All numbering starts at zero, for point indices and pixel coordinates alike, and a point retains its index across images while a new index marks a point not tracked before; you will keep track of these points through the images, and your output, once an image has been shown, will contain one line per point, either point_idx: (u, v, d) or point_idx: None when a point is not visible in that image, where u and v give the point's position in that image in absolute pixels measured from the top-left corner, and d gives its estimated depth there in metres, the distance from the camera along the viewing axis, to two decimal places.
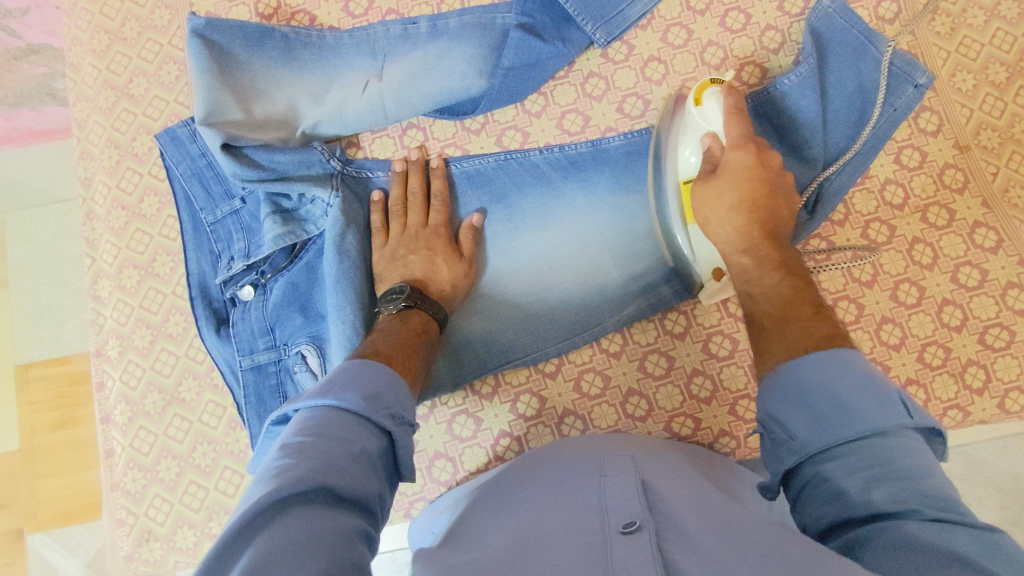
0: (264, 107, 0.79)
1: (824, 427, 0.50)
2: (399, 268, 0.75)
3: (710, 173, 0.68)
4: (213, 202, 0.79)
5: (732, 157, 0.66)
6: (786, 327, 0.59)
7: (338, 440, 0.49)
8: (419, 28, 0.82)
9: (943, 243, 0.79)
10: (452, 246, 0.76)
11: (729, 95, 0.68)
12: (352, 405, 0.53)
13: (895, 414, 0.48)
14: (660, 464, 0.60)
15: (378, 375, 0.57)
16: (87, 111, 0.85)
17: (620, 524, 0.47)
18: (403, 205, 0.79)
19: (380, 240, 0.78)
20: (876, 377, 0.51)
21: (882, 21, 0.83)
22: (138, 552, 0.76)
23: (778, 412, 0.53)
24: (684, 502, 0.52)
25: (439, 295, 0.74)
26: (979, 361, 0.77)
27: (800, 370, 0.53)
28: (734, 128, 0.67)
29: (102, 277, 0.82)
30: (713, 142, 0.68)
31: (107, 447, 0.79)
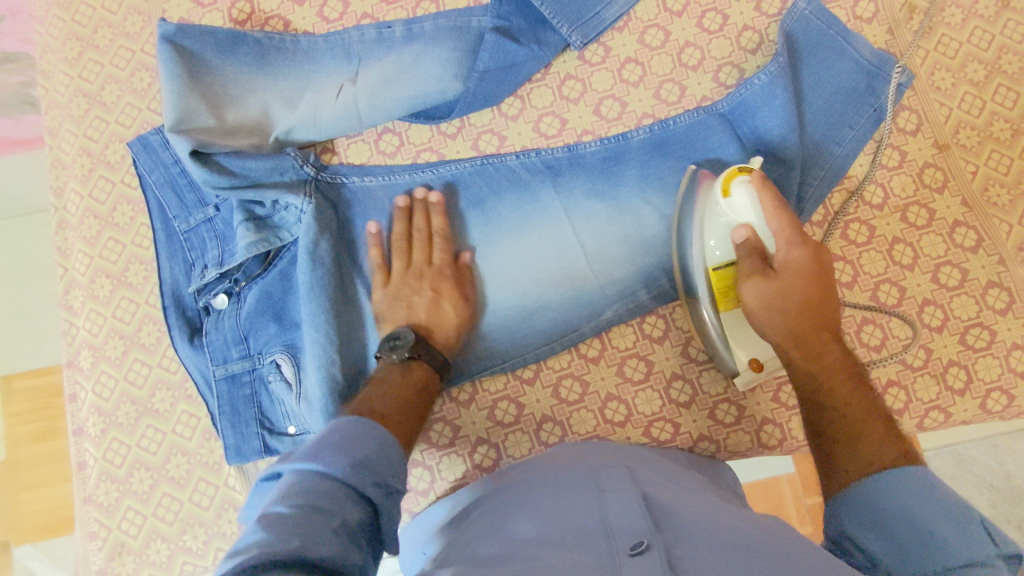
0: (236, 113, 0.77)
1: (904, 553, 0.50)
2: (402, 309, 0.73)
3: (766, 270, 0.66)
4: (187, 210, 0.78)
5: (786, 256, 0.65)
6: (855, 445, 0.58)
7: (320, 510, 0.47)
8: (393, 33, 0.81)
9: (924, 243, 0.79)
10: (457, 287, 0.75)
11: (762, 188, 0.65)
12: (337, 472, 0.50)
13: (976, 543, 0.48)
14: (656, 475, 0.60)
15: (368, 435, 0.54)
16: (58, 119, 0.84)
17: (627, 543, 0.46)
18: (406, 242, 0.77)
19: (381, 278, 0.76)
20: (955, 502, 0.50)
21: (860, 21, 0.83)
22: (111, 566, 0.75)
23: (853, 531, 0.53)
24: (690, 514, 0.51)
25: (441, 342, 0.73)
26: (960, 362, 0.77)
27: (878, 494, 0.53)
28: (781, 225, 0.65)
29: (74, 287, 0.81)
30: (751, 238, 0.66)
31: (79, 460, 0.78)
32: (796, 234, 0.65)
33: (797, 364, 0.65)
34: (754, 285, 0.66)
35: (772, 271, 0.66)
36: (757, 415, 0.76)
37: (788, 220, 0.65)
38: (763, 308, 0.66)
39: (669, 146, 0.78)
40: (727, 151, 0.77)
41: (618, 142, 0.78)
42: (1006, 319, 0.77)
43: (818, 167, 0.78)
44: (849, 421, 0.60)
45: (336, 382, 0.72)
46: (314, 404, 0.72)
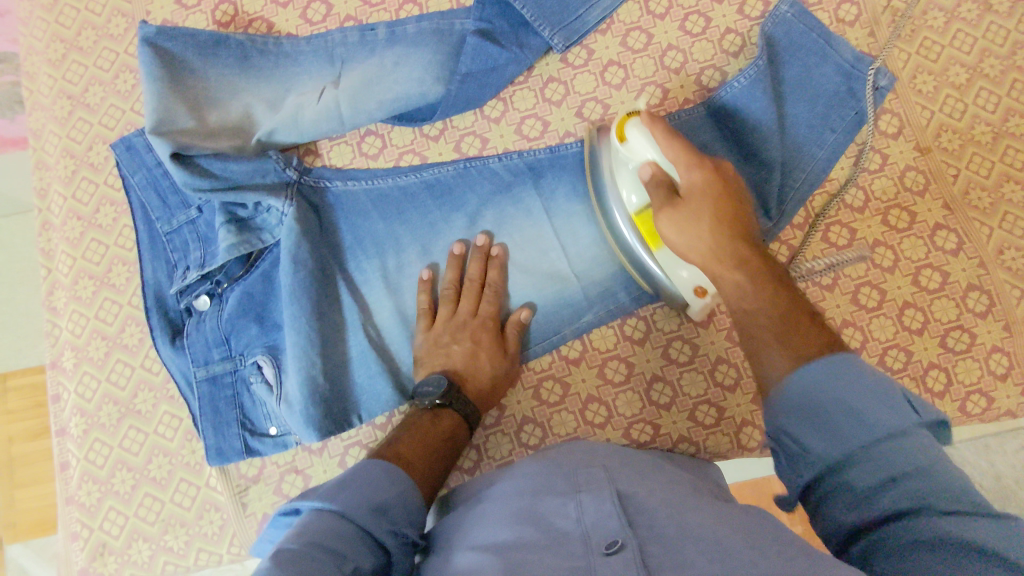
0: (218, 115, 0.78)
1: (837, 437, 0.47)
2: (441, 355, 0.73)
3: (674, 197, 0.63)
4: (169, 211, 0.78)
5: (692, 177, 0.63)
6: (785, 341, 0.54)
7: (334, 550, 0.47)
8: (376, 35, 0.81)
9: (905, 246, 0.79)
10: (499, 339, 0.75)
11: (651, 124, 0.66)
12: (355, 515, 0.50)
13: (906, 416, 0.46)
14: (633, 471, 0.59)
15: (389, 487, 0.55)
16: (43, 120, 0.84)
17: (601, 543, 0.47)
18: (455, 289, 0.77)
19: (426, 323, 0.77)
20: (880, 379, 0.48)
21: (843, 23, 0.83)
22: (93, 566, 0.75)
23: (789, 428, 0.49)
24: (662, 503, 0.51)
25: (474, 391, 0.72)
26: (940, 364, 0.77)
27: (809, 387, 0.49)
28: (676, 151, 0.64)
29: (57, 288, 0.81)
30: (656, 173, 0.65)
31: (62, 460, 0.78)
32: (692, 157, 0.63)
33: (723, 280, 0.61)
34: (667, 215, 0.63)
35: (681, 197, 0.63)
36: (737, 417, 0.76)
37: (680, 145, 0.64)
38: (681, 234, 0.62)
39: None
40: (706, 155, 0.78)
41: None
42: (986, 322, 0.77)
43: (799, 170, 0.78)
44: (775, 329, 0.55)
45: (317, 383, 0.72)
46: (294, 406, 0.72)
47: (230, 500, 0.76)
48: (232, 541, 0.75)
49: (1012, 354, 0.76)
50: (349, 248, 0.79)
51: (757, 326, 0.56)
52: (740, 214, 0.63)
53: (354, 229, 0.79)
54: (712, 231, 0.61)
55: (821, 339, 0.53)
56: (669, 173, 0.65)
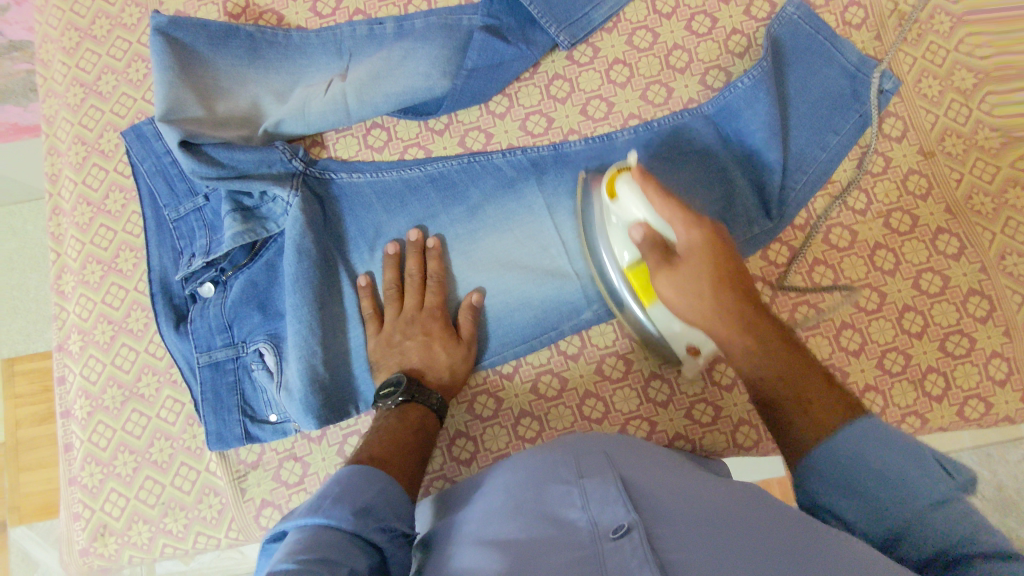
0: (227, 104, 0.79)
1: (871, 505, 0.51)
2: (396, 354, 0.74)
3: (669, 259, 0.63)
4: (177, 199, 0.79)
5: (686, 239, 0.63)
6: (801, 408, 0.56)
7: (328, 562, 0.46)
8: (385, 29, 0.82)
9: (906, 249, 0.79)
10: (450, 328, 0.76)
11: (644, 183, 0.64)
12: (341, 521, 0.50)
13: (936, 480, 0.49)
14: (634, 456, 0.59)
15: (370, 485, 0.55)
16: (56, 107, 0.86)
17: (609, 530, 0.46)
18: (397, 288, 0.78)
19: (373, 326, 0.76)
20: (909, 441, 0.51)
21: (849, 26, 0.83)
22: (94, 546, 0.76)
23: (824, 497, 0.53)
24: (667, 494, 0.51)
25: (438, 382, 0.73)
26: (939, 369, 0.77)
27: (837, 453, 0.52)
28: (672, 211, 0.63)
29: (66, 272, 0.83)
30: (648, 233, 0.65)
31: (66, 441, 0.80)
32: (687, 216, 0.63)
33: (732, 346, 0.61)
34: (664, 276, 0.63)
35: (678, 259, 0.63)
36: (733, 416, 0.76)
37: (676, 204, 0.63)
38: (679, 296, 0.63)
39: (652, 148, 0.80)
40: (708, 154, 0.79)
41: (604, 142, 0.80)
42: (986, 327, 0.77)
43: (802, 170, 0.78)
44: (790, 393, 0.56)
45: (316, 372, 0.73)
46: (294, 394, 0.73)
47: (230, 485, 0.77)
48: (230, 526, 0.76)
49: (1012, 360, 0.76)
50: (353, 239, 0.80)
51: (771, 394, 0.58)
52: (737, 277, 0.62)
53: (357, 220, 0.80)
54: (713, 295, 0.61)
55: (839, 403, 0.55)
56: (663, 233, 0.65)
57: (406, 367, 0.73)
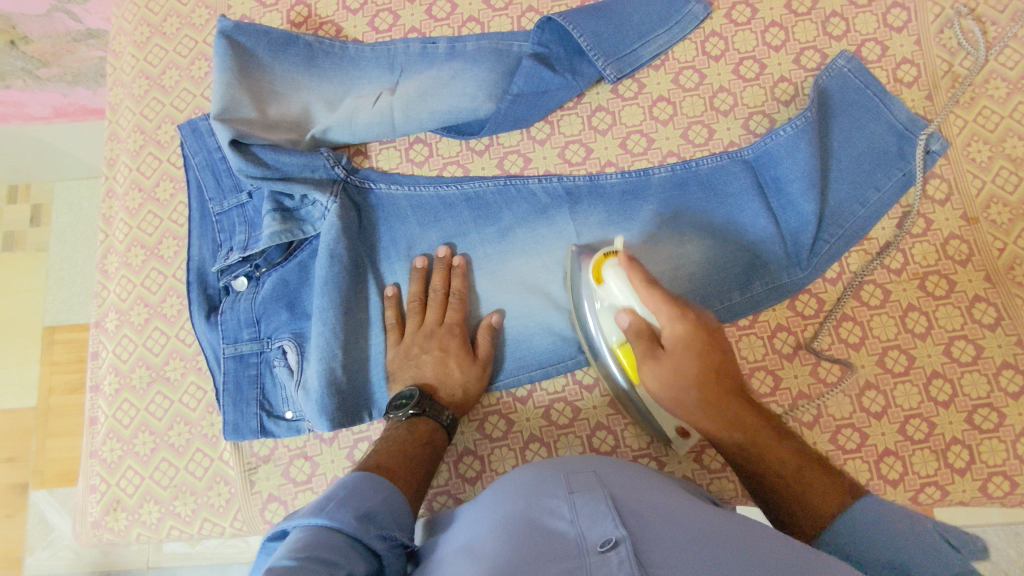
0: (278, 108, 0.81)
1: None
2: (412, 367, 0.75)
3: (656, 350, 0.62)
4: (222, 193, 0.82)
5: (671, 334, 0.61)
6: (806, 494, 0.59)
7: (327, 562, 0.47)
8: (437, 48, 0.85)
9: (939, 314, 0.77)
10: (468, 346, 0.77)
11: (632, 272, 0.64)
12: (343, 524, 0.51)
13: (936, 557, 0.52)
14: (624, 475, 0.59)
15: (375, 492, 0.56)
16: (121, 96, 0.90)
17: (597, 543, 0.47)
18: (421, 302, 0.79)
19: (394, 336, 0.78)
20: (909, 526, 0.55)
21: (900, 83, 0.82)
22: (105, 520, 0.79)
23: None
24: (655, 512, 0.52)
25: (449, 400, 0.75)
26: (964, 441, 0.74)
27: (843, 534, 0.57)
28: (657, 302, 0.62)
29: (111, 253, 0.87)
30: (636, 321, 0.64)
31: (92, 415, 0.83)
32: (673, 308, 0.61)
33: (728, 442, 0.62)
34: (653, 371, 0.63)
35: (664, 351, 0.62)
36: None
37: (663, 295, 0.62)
38: (666, 391, 0.63)
39: (689, 187, 0.80)
40: (744, 198, 0.79)
41: (640, 177, 0.81)
42: (1017, 403, 0.74)
43: (837, 223, 0.78)
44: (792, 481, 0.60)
45: (335, 375, 0.75)
46: (311, 394, 0.75)
47: (240, 476, 0.78)
48: (236, 516, 0.78)
49: None
50: (385, 249, 0.82)
51: (772, 484, 0.61)
52: (726, 364, 0.62)
53: (391, 231, 0.82)
54: (697, 388, 0.62)
55: (841, 486, 0.59)
56: (649, 320, 0.64)
57: (420, 380, 0.75)
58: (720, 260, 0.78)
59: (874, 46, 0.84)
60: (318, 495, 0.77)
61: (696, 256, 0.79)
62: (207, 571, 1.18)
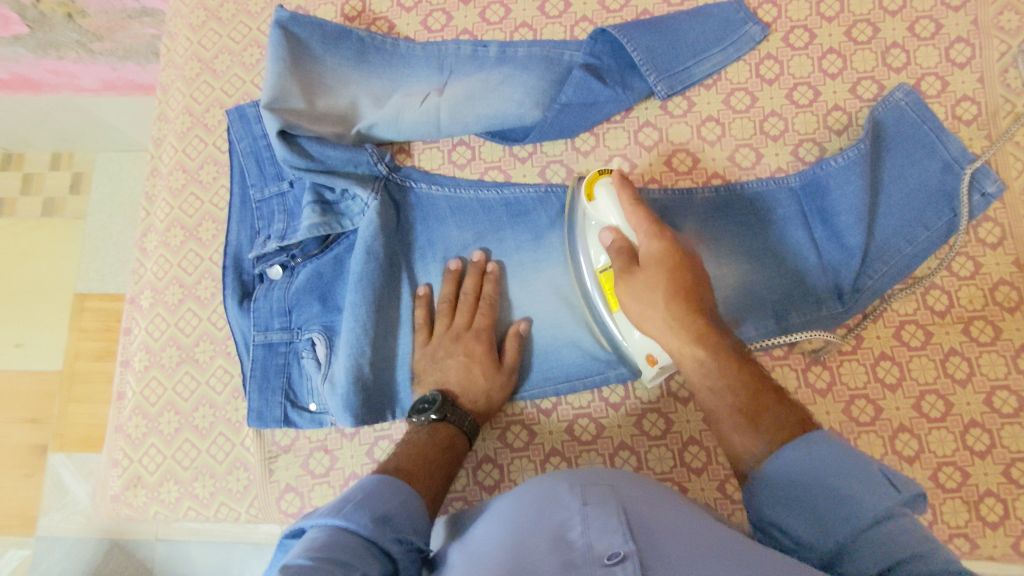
0: (327, 101, 0.82)
1: (823, 525, 0.50)
2: (436, 369, 0.75)
3: (631, 265, 0.65)
4: (264, 181, 0.83)
5: (648, 248, 0.65)
6: (759, 419, 0.57)
7: (342, 565, 0.47)
8: (488, 52, 0.84)
9: (982, 361, 0.75)
10: (495, 353, 0.76)
11: (619, 189, 0.68)
12: (360, 527, 0.51)
13: (885, 495, 0.49)
14: (643, 488, 0.57)
15: (392, 494, 0.56)
16: (173, 77, 0.92)
17: (603, 557, 0.46)
18: (451, 304, 0.79)
19: (422, 336, 0.78)
20: (855, 458, 0.52)
21: (958, 121, 0.80)
22: (125, 494, 0.80)
23: (777, 519, 0.52)
24: (669, 532, 0.50)
25: (472, 406, 0.74)
26: (998, 494, 0.72)
27: (786, 466, 0.53)
28: (639, 219, 0.66)
29: (152, 232, 0.88)
30: (617, 236, 0.68)
31: (121, 389, 0.84)
32: (651, 227, 0.66)
33: (684, 357, 0.62)
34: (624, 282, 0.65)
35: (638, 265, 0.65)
36: None
37: (643, 213, 0.67)
38: (636, 305, 0.64)
39: (732, 211, 0.80)
40: (784, 225, 0.78)
41: (683, 196, 0.80)
42: None
43: (883, 258, 0.76)
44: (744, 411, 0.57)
45: (361, 371, 0.75)
46: (337, 388, 0.75)
47: (260, 463, 0.79)
48: (252, 503, 0.78)
49: None
50: (421, 249, 0.81)
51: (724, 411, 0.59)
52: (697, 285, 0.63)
53: (428, 231, 0.82)
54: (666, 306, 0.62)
55: (794, 417, 0.56)
56: (630, 239, 0.68)
57: (445, 383, 0.74)
58: (758, 287, 0.77)
59: (934, 80, 0.81)
60: (334, 490, 0.77)
61: (733, 280, 0.78)
62: (214, 547, 1.20)
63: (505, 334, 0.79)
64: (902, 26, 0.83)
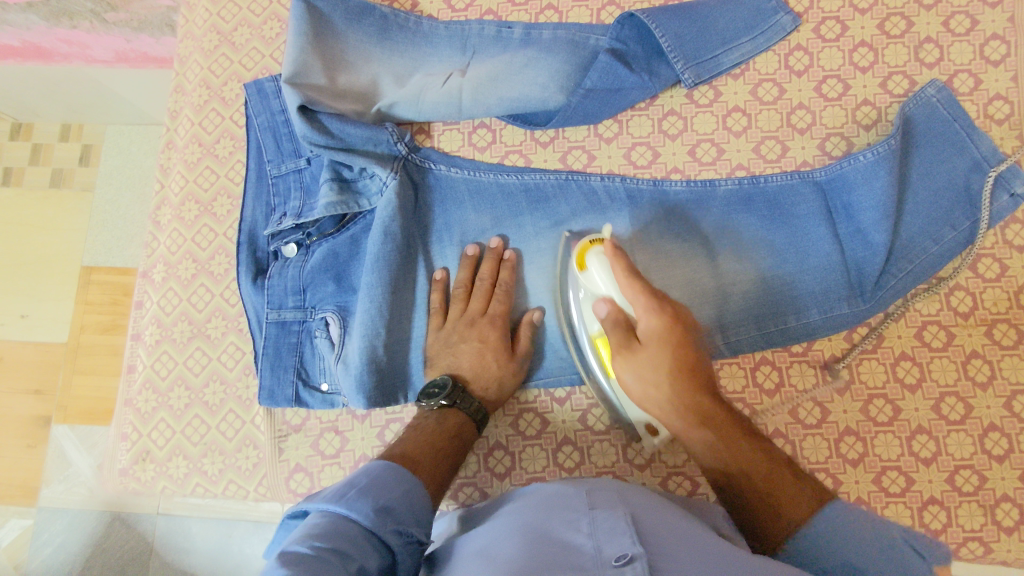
0: (348, 78, 0.80)
1: None
2: (449, 354, 0.74)
3: (632, 342, 0.66)
4: (281, 157, 0.81)
5: (646, 325, 0.65)
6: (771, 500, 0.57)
7: (339, 556, 0.47)
8: (512, 34, 0.83)
9: (1004, 364, 0.74)
10: (509, 340, 0.75)
11: (614, 263, 0.67)
12: (361, 516, 0.50)
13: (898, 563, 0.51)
14: (651, 499, 0.57)
15: (395, 482, 0.55)
16: (190, 49, 0.90)
17: (612, 557, 0.46)
18: (466, 289, 0.78)
19: (436, 320, 0.77)
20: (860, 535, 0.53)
21: (990, 119, 0.79)
22: (133, 468, 0.80)
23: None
24: (677, 537, 0.50)
25: (482, 393, 0.73)
26: (1014, 499, 0.71)
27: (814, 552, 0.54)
28: (636, 294, 0.65)
29: (166, 205, 0.87)
30: (612, 310, 0.67)
31: (131, 363, 0.84)
32: (648, 302, 0.65)
33: (691, 436, 0.63)
34: (624, 361, 0.66)
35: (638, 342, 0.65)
36: None
37: (640, 288, 0.65)
38: (638, 383, 0.65)
39: (754, 204, 0.78)
40: (809, 221, 0.76)
41: (705, 187, 0.79)
42: None
43: (908, 257, 0.74)
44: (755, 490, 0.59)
45: (376, 353, 0.74)
46: (350, 368, 0.74)
47: (270, 442, 0.78)
48: (261, 481, 0.78)
49: None
50: (438, 231, 0.80)
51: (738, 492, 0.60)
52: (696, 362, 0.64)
53: (446, 214, 0.80)
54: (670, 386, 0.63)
55: (807, 492, 0.57)
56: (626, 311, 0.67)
57: (456, 370, 0.73)
58: (780, 283, 0.76)
59: (967, 78, 0.80)
60: (344, 471, 0.77)
61: (754, 273, 0.76)
62: (215, 523, 1.20)
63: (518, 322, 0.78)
64: (937, 21, 0.81)
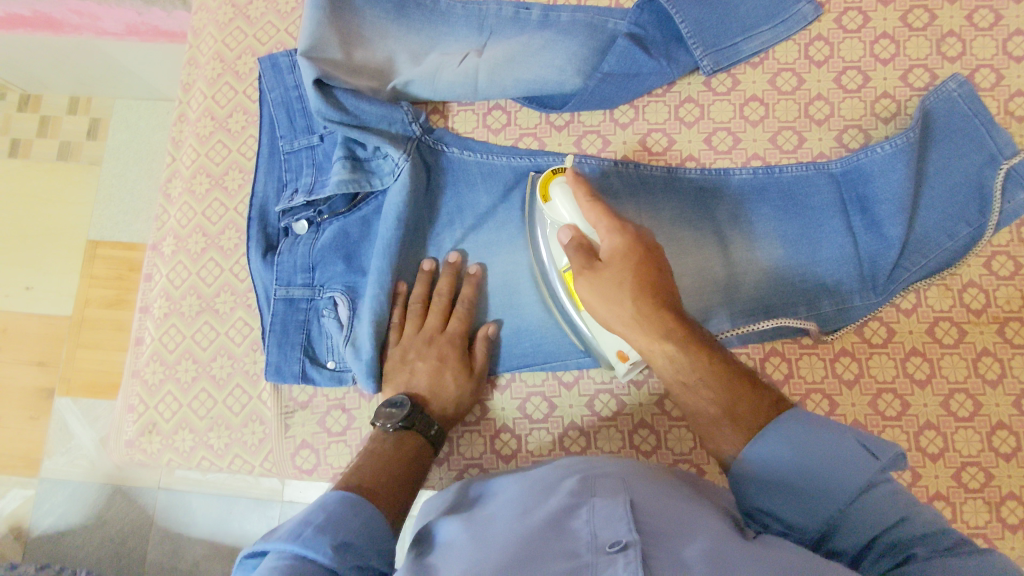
0: (364, 54, 0.79)
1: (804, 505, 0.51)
2: (405, 372, 0.73)
3: (593, 262, 0.64)
4: (294, 133, 0.81)
5: (607, 244, 0.63)
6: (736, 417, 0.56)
7: None
8: (530, 15, 0.82)
9: (1014, 362, 0.73)
10: (466, 357, 0.75)
11: (576, 189, 0.67)
12: (320, 556, 0.46)
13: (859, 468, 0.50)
14: (652, 479, 0.56)
15: (353, 513, 0.51)
16: (205, 21, 0.89)
17: (607, 543, 0.45)
18: (423, 304, 0.77)
19: (393, 335, 0.76)
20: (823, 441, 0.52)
21: (1010, 116, 0.78)
22: (139, 440, 0.80)
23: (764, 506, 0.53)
24: (675, 519, 0.49)
25: (441, 413, 0.72)
26: (1020, 496, 0.71)
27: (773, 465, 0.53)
28: (597, 215, 0.64)
29: (177, 178, 0.87)
30: (575, 235, 0.66)
31: (139, 335, 0.84)
32: (609, 221, 0.64)
33: (653, 353, 0.60)
34: (587, 280, 0.63)
35: (600, 260, 0.63)
36: None
37: (602, 210, 0.65)
38: (601, 301, 0.62)
39: (768, 195, 0.78)
40: (823, 213, 0.76)
41: (720, 176, 0.79)
42: None
43: (921, 252, 0.74)
44: (720, 405, 0.57)
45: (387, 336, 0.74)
46: (361, 351, 0.74)
47: (276, 418, 0.78)
48: (267, 457, 0.78)
49: None
50: (449, 213, 0.80)
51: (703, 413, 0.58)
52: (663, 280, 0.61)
53: (458, 196, 0.80)
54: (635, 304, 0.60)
55: (766, 401, 0.57)
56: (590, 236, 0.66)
57: (413, 387, 0.72)
58: (792, 275, 0.75)
59: (989, 73, 0.79)
60: (350, 449, 0.77)
61: (767, 264, 0.76)
62: (215, 500, 1.21)
63: (474, 337, 0.77)
64: (960, 15, 0.80)
